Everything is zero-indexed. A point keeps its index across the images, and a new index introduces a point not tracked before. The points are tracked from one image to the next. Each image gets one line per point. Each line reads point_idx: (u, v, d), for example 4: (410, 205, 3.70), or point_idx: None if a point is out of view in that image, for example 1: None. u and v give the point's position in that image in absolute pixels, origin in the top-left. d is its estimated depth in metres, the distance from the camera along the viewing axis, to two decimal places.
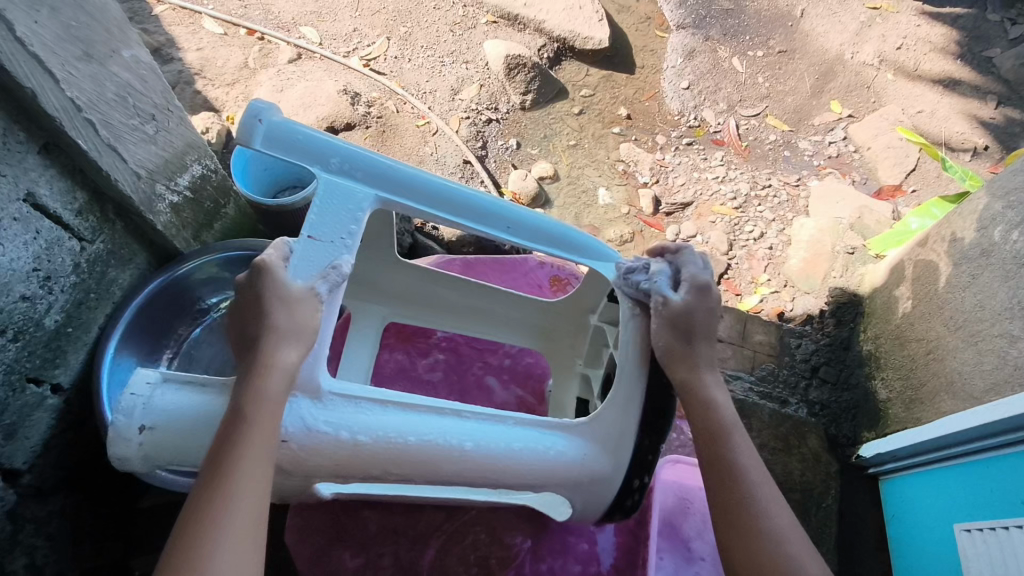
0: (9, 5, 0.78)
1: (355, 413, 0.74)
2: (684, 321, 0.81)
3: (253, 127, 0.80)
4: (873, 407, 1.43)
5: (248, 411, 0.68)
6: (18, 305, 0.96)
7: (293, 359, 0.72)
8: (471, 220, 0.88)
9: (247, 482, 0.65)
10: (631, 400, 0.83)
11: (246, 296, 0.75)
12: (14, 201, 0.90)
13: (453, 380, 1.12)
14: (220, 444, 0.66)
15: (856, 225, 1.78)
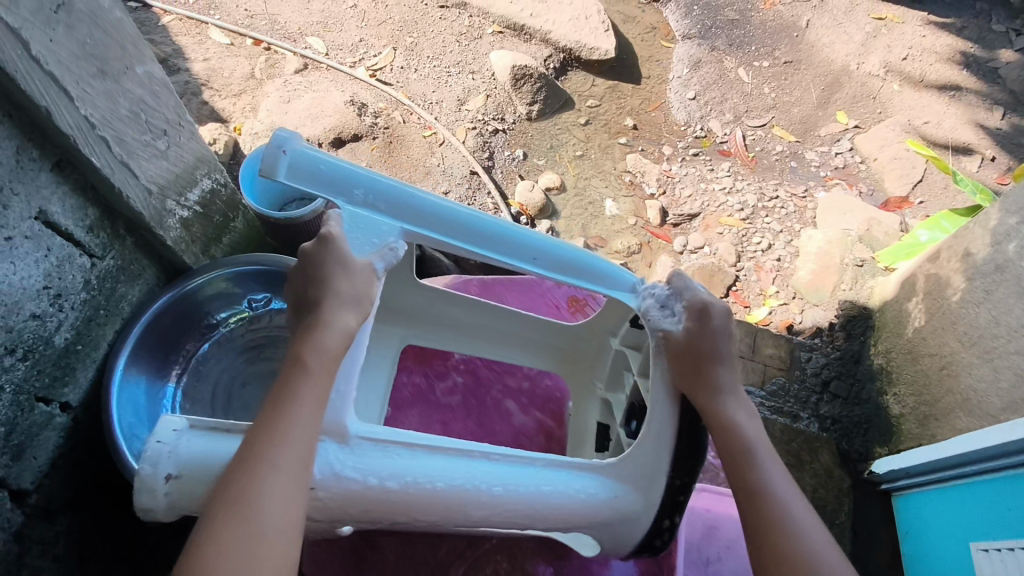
0: (25, 24, 0.77)
1: (383, 458, 0.70)
2: (697, 345, 0.81)
3: (275, 158, 0.77)
4: (885, 421, 1.43)
5: (308, 365, 0.69)
6: (28, 323, 0.95)
7: (315, 399, 0.67)
8: (499, 253, 0.84)
9: (296, 444, 0.65)
10: (663, 438, 0.81)
11: (309, 263, 0.78)
12: (26, 219, 0.89)
13: (472, 404, 1.10)
14: (272, 413, 0.66)
15: (864, 237, 1.77)
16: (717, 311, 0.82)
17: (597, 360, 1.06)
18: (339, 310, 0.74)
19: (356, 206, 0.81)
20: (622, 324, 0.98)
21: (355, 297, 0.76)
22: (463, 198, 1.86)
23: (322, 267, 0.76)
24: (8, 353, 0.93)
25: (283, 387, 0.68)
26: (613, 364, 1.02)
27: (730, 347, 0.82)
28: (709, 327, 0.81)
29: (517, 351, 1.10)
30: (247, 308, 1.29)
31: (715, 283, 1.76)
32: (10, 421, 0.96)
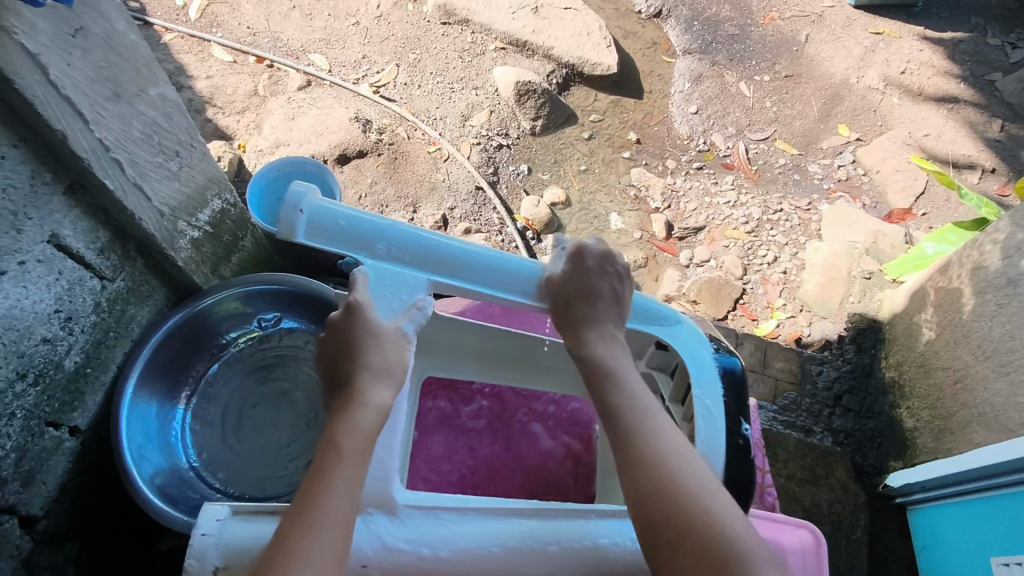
0: (43, 50, 0.77)
1: (433, 525, 0.73)
2: (574, 288, 0.85)
3: (294, 219, 0.81)
4: (898, 434, 1.43)
5: (344, 447, 0.69)
6: (39, 347, 0.93)
7: (349, 480, 0.67)
8: (522, 292, 0.86)
9: (337, 524, 0.64)
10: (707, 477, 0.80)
11: (340, 332, 0.78)
12: (38, 243, 0.88)
13: (498, 428, 1.09)
14: (306, 492, 0.65)
15: (871, 250, 1.77)
16: (592, 253, 0.88)
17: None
18: (369, 384, 0.74)
19: (379, 260, 0.84)
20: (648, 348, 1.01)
21: (386, 371, 0.76)
22: (469, 213, 1.86)
23: (353, 340, 0.77)
24: (19, 379, 0.92)
25: (317, 472, 0.67)
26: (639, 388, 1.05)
27: (608, 289, 0.86)
28: (584, 270, 0.86)
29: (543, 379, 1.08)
30: (258, 327, 1.28)
31: (722, 297, 1.76)
32: (19, 447, 0.95)
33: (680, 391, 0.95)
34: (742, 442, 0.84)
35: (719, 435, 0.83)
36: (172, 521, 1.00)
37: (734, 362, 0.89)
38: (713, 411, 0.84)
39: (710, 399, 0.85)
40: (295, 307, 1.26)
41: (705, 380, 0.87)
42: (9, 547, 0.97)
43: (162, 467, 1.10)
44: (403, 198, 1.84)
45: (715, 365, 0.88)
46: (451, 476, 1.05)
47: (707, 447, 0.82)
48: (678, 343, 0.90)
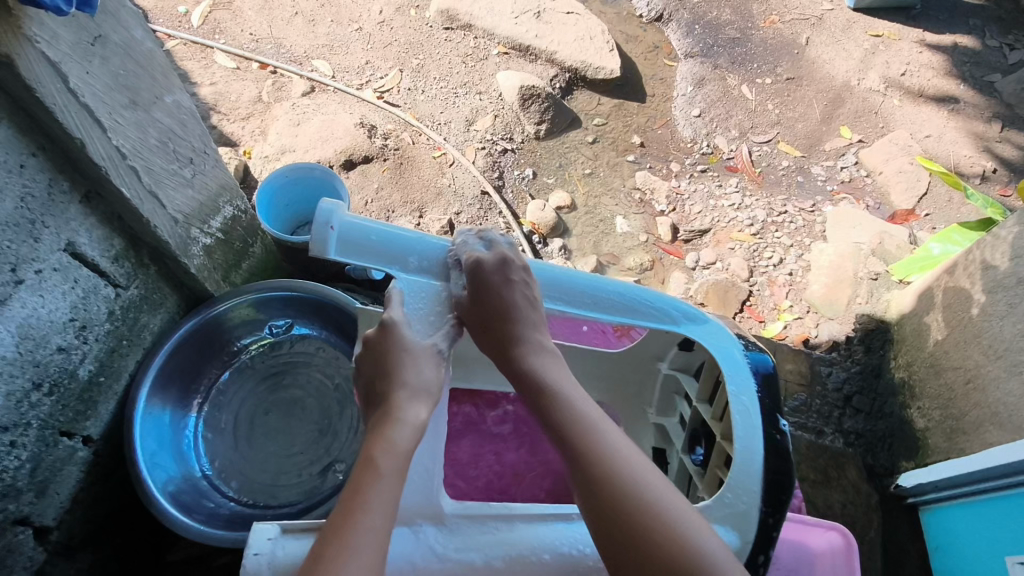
0: (63, 57, 0.77)
1: (483, 533, 0.74)
2: (494, 307, 0.82)
3: (325, 237, 0.81)
4: (910, 435, 1.42)
5: (380, 465, 0.69)
6: (54, 356, 0.93)
7: (385, 496, 0.67)
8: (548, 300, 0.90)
9: (372, 541, 0.63)
10: (749, 474, 0.80)
11: (376, 351, 0.80)
12: (54, 251, 0.88)
13: (523, 432, 1.09)
14: (345, 510, 0.65)
15: (876, 251, 1.78)
16: (492, 261, 0.85)
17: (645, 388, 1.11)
18: (405, 403, 0.75)
19: (411, 273, 0.87)
20: (669, 350, 1.07)
21: (421, 388, 0.77)
22: (475, 218, 1.86)
23: (390, 358, 0.79)
24: (34, 389, 0.91)
25: (353, 491, 0.67)
26: (662, 390, 1.09)
27: (522, 296, 0.83)
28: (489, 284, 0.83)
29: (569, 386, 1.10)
30: (269, 334, 1.27)
31: (729, 298, 1.77)
32: (34, 458, 0.94)
33: (708, 387, 0.98)
34: (779, 437, 0.83)
35: (756, 433, 0.83)
36: (188, 531, 0.99)
37: (767, 360, 0.89)
38: (749, 407, 0.85)
39: (745, 395, 0.86)
40: (307, 314, 1.25)
41: (737, 377, 0.88)
42: (23, 559, 0.96)
43: (175, 476, 1.09)
44: (409, 203, 1.84)
45: (746, 363, 0.89)
46: (477, 481, 1.05)
47: (745, 444, 0.82)
48: (707, 340, 0.91)
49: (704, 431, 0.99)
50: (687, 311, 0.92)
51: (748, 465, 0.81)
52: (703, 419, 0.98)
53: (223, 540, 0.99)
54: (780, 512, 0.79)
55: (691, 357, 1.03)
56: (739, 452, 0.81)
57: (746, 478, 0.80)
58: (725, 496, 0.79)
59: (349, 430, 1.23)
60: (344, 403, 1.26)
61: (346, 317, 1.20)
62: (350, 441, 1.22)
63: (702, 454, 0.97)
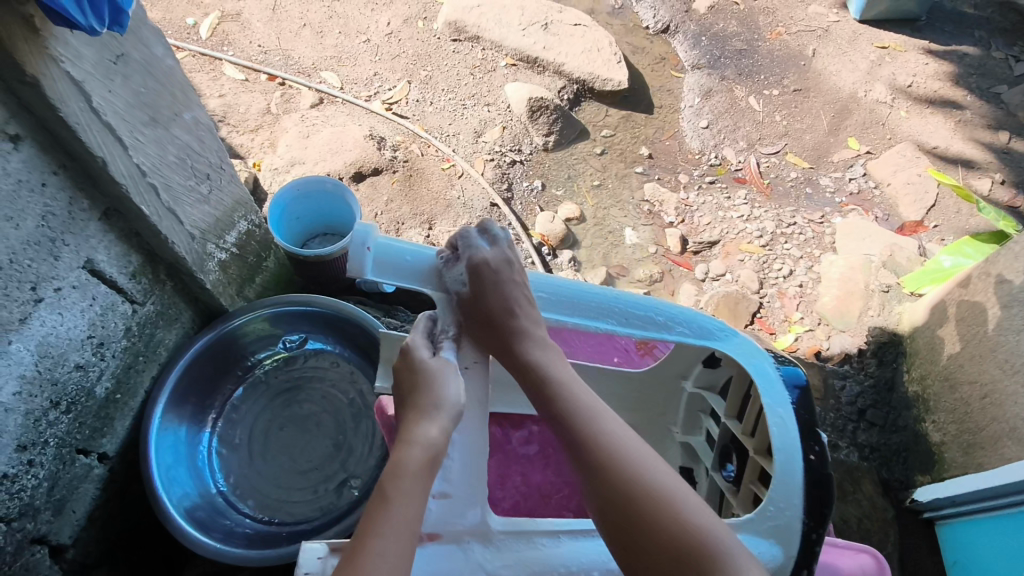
0: (87, 77, 0.76)
1: (529, 550, 0.78)
2: (494, 306, 0.86)
3: (362, 257, 0.88)
4: (925, 449, 1.41)
5: (388, 492, 0.69)
6: (72, 374, 0.92)
7: (400, 520, 0.67)
8: (576, 314, 0.93)
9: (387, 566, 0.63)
10: (791, 486, 0.81)
11: (403, 375, 0.83)
12: (74, 269, 0.87)
13: (549, 454, 1.10)
14: (359, 538, 0.66)
15: (888, 263, 1.78)
16: (493, 261, 0.90)
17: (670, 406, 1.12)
18: (415, 422, 0.76)
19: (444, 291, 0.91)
20: (693, 367, 1.08)
21: (433, 405, 0.77)
22: None
23: (410, 379, 0.81)
24: (52, 408, 0.90)
25: (368, 521, 0.67)
26: (687, 410, 1.10)
27: (523, 295, 0.88)
28: (489, 280, 0.88)
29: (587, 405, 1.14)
30: (283, 348, 1.27)
31: (739, 311, 1.77)
32: (51, 476, 0.93)
33: (737, 402, 0.98)
34: (818, 450, 0.83)
35: (796, 449, 0.83)
36: (202, 548, 0.98)
37: (800, 373, 0.89)
38: (786, 419, 0.84)
39: (781, 408, 0.86)
40: (321, 328, 1.25)
41: (772, 392, 0.87)
42: None
43: (190, 493, 1.08)
44: (419, 215, 1.84)
45: (779, 376, 0.89)
46: (504, 503, 1.06)
47: (786, 456, 0.82)
48: (740, 355, 0.92)
49: (734, 446, 0.99)
50: (718, 326, 0.93)
51: (789, 477, 0.81)
52: (733, 434, 0.98)
53: (239, 557, 0.98)
54: (822, 526, 0.80)
55: (715, 376, 1.04)
56: (779, 466, 0.82)
57: (787, 492, 0.81)
58: (769, 509, 0.80)
59: (364, 446, 1.22)
60: (358, 417, 1.25)
61: (363, 334, 1.20)
62: (365, 455, 1.21)
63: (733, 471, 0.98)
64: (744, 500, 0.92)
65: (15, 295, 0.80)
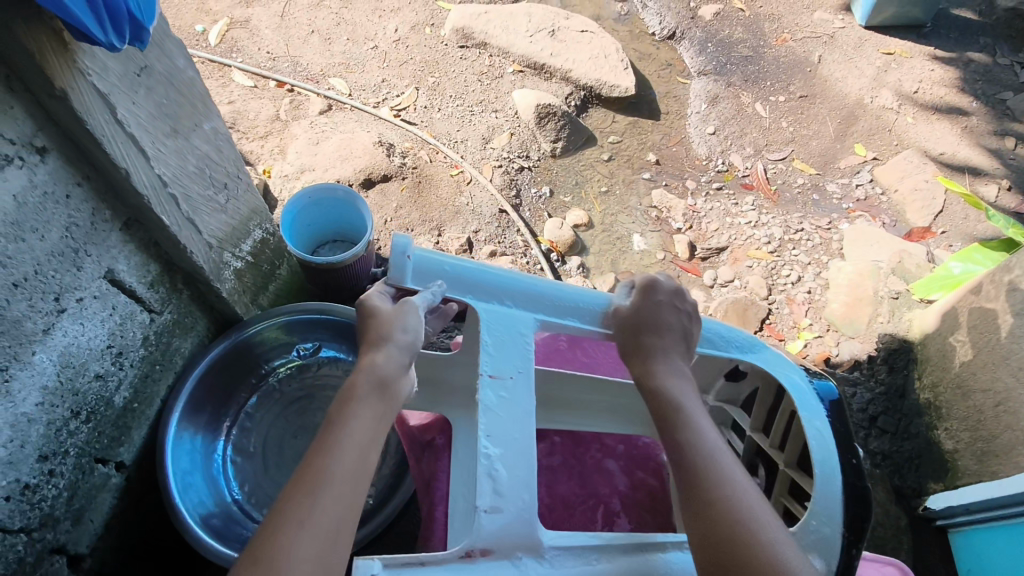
0: (112, 89, 0.76)
1: (580, 566, 0.73)
2: (646, 321, 0.86)
3: (402, 265, 0.85)
4: (937, 457, 1.41)
5: (337, 413, 0.72)
6: (92, 384, 0.92)
7: (353, 439, 0.69)
8: (605, 325, 0.89)
9: (338, 485, 0.65)
10: (831, 504, 0.80)
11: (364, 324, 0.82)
12: (96, 279, 0.88)
13: (572, 465, 1.11)
14: (312, 455, 0.68)
15: (896, 270, 1.78)
16: (665, 287, 0.89)
17: None
18: (366, 353, 0.77)
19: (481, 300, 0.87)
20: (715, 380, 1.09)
21: (382, 336, 0.78)
22: (493, 236, 1.86)
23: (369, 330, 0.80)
24: (73, 417, 0.91)
25: (319, 441, 0.69)
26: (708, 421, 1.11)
27: (676, 321, 0.87)
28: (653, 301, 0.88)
29: (609, 419, 1.09)
30: (297, 355, 1.27)
31: (748, 317, 1.77)
32: (70, 486, 0.93)
33: (764, 411, 1.00)
34: (857, 462, 0.84)
35: (834, 463, 0.82)
36: (219, 557, 0.98)
37: (833, 388, 0.90)
38: (823, 433, 0.85)
39: (818, 421, 0.86)
40: (336, 336, 1.26)
41: (808, 404, 0.88)
42: None
43: (205, 500, 1.09)
44: (428, 221, 1.84)
45: (812, 390, 0.90)
46: None
47: (827, 473, 0.81)
48: (772, 369, 0.93)
49: (761, 458, 1.03)
50: (747, 339, 0.94)
51: (829, 492, 0.80)
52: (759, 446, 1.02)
53: None
54: (862, 543, 0.79)
55: (739, 389, 1.06)
56: (820, 481, 0.81)
57: (829, 507, 0.80)
58: (812, 524, 0.79)
59: None
60: None
61: None
62: None
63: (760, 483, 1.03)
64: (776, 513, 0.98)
65: (39, 306, 0.80)
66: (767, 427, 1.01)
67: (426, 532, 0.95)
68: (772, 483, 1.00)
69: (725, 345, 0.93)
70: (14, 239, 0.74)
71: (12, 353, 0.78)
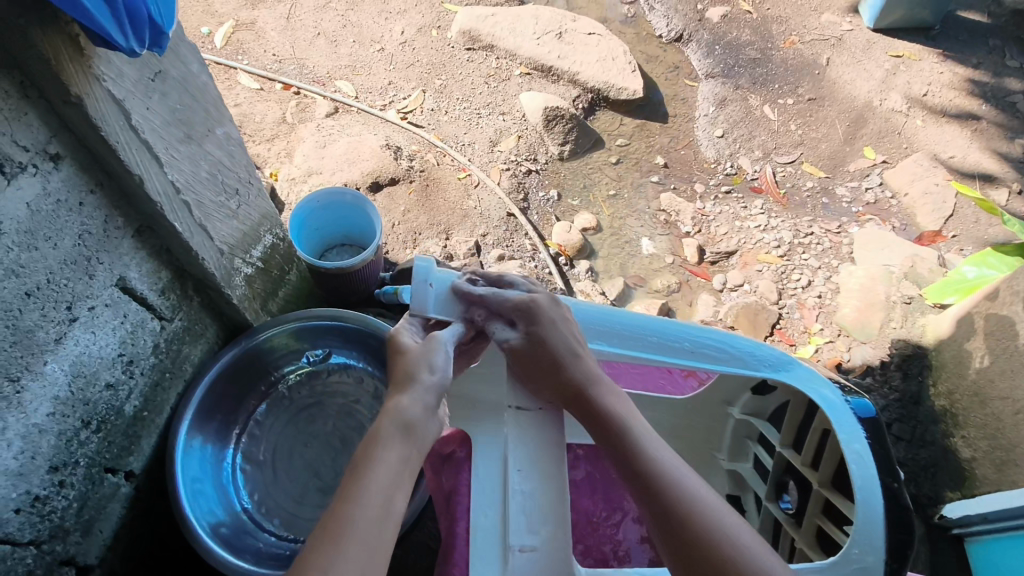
0: (128, 95, 0.75)
1: None
2: (553, 343, 0.82)
3: (425, 293, 0.90)
4: (956, 466, 1.41)
5: (361, 458, 0.72)
6: (103, 393, 0.91)
7: (381, 485, 0.69)
8: (625, 346, 0.94)
9: (362, 534, 0.65)
10: (873, 528, 0.82)
11: (393, 364, 0.83)
12: (107, 287, 0.86)
13: (597, 480, 1.12)
14: (338, 502, 0.67)
15: (909, 275, 1.77)
16: (544, 305, 0.85)
17: (715, 434, 1.17)
18: (393, 396, 0.77)
19: None
20: (741, 394, 1.12)
21: (408, 378, 0.79)
22: (502, 240, 1.85)
23: (399, 371, 0.81)
24: (83, 427, 0.89)
25: (344, 487, 0.69)
26: (733, 435, 1.15)
27: (575, 336, 0.84)
28: (545, 321, 0.84)
29: None
30: (307, 362, 1.26)
31: (759, 322, 1.76)
32: (81, 497, 0.92)
33: (794, 427, 1.01)
34: (897, 487, 0.85)
35: (875, 486, 0.84)
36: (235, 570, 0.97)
37: (870, 407, 0.92)
38: (863, 454, 0.86)
39: (857, 442, 0.88)
40: (347, 342, 1.24)
41: (844, 423, 0.90)
42: None
43: (217, 512, 1.07)
44: (436, 225, 1.82)
45: (848, 406, 0.91)
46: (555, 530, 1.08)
47: (867, 495, 0.84)
48: (803, 385, 0.94)
49: (791, 476, 1.03)
50: (780, 357, 0.95)
51: (869, 517, 0.83)
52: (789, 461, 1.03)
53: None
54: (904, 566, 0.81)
55: (766, 402, 1.08)
56: (861, 505, 0.83)
57: (868, 533, 0.82)
58: (851, 552, 0.82)
59: None
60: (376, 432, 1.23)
61: None
62: None
63: (790, 502, 1.03)
64: (809, 534, 0.97)
65: (51, 315, 0.79)
66: (797, 442, 1.01)
67: (446, 545, 0.93)
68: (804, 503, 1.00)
69: (756, 364, 0.94)
70: (26, 248, 0.73)
71: (24, 363, 0.77)
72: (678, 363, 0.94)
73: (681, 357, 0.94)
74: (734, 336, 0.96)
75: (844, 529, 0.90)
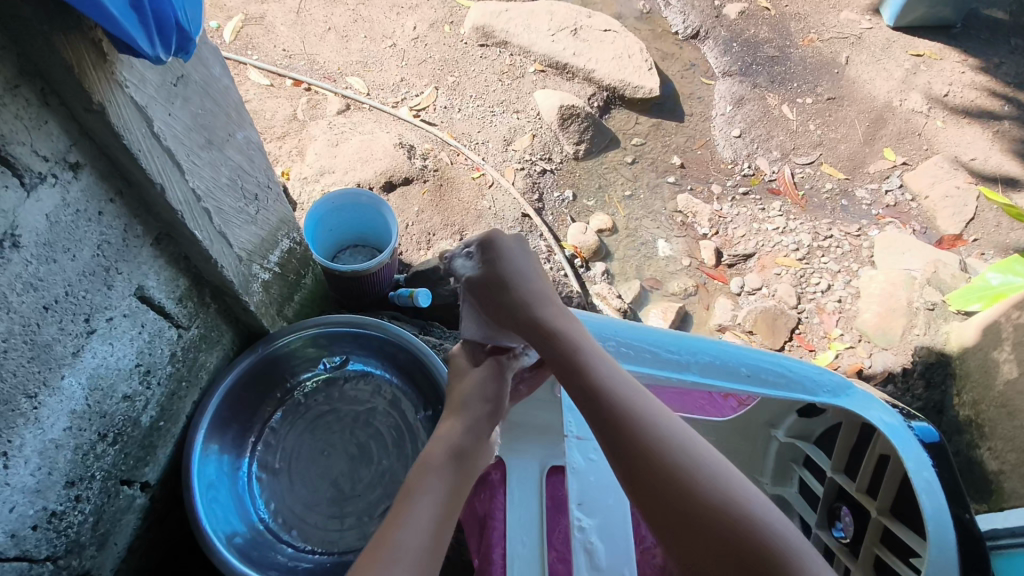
0: (150, 101, 0.72)
1: None
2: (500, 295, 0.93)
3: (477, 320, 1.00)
4: (980, 478, 1.38)
5: (411, 485, 0.79)
6: (121, 405, 0.89)
7: (426, 521, 0.74)
8: (694, 372, 1.01)
9: (408, 555, 0.70)
10: (948, 561, 0.81)
11: (454, 395, 0.94)
12: (126, 297, 0.84)
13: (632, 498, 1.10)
14: (388, 527, 0.73)
15: (932, 279, 1.73)
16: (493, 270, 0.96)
17: (758, 456, 1.15)
18: (445, 422, 0.88)
19: None
20: (785, 417, 1.12)
21: (461, 405, 0.91)
22: None
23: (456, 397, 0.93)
24: (100, 441, 0.87)
25: (393, 513, 0.75)
26: (777, 458, 1.14)
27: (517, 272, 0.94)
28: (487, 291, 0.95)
29: None
30: (324, 369, 1.24)
31: (778, 327, 1.73)
32: (96, 511, 0.90)
33: (845, 450, 1.01)
34: (968, 517, 0.84)
35: (946, 517, 0.83)
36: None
37: (934, 433, 0.92)
38: (933, 482, 0.86)
39: (926, 471, 0.87)
40: (371, 352, 1.22)
41: (910, 450, 0.89)
42: None
43: (236, 527, 1.05)
44: (450, 226, 1.79)
45: (914, 435, 0.91)
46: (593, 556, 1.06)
47: (939, 526, 0.82)
48: (861, 410, 0.96)
49: (843, 502, 1.02)
50: (841, 383, 0.99)
51: (943, 549, 0.81)
52: (841, 488, 1.02)
53: None
54: None
55: (812, 425, 1.09)
56: (934, 536, 0.82)
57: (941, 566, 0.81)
58: None
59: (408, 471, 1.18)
60: (400, 444, 1.20)
61: (414, 361, 1.17)
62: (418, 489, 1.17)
63: (843, 530, 1.01)
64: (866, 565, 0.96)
65: (68, 328, 0.76)
66: (849, 469, 1.02)
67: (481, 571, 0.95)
68: (860, 532, 0.99)
69: (815, 389, 0.99)
70: (44, 261, 0.71)
71: (41, 379, 0.75)
72: (748, 390, 1.00)
73: (746, 383, 1.00)
74: (796, 362, 1.01)
75: (906, 559, 0.90)
